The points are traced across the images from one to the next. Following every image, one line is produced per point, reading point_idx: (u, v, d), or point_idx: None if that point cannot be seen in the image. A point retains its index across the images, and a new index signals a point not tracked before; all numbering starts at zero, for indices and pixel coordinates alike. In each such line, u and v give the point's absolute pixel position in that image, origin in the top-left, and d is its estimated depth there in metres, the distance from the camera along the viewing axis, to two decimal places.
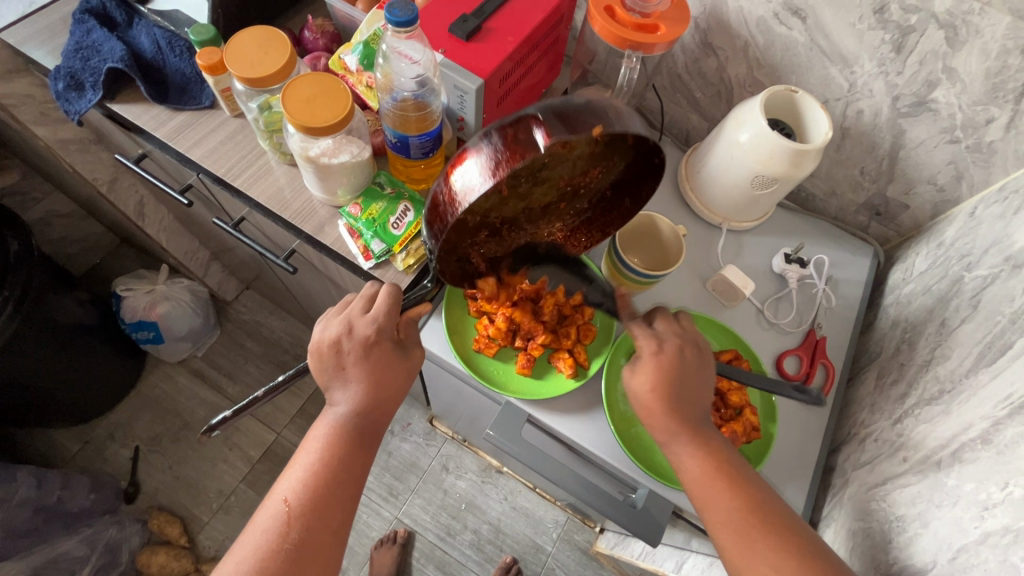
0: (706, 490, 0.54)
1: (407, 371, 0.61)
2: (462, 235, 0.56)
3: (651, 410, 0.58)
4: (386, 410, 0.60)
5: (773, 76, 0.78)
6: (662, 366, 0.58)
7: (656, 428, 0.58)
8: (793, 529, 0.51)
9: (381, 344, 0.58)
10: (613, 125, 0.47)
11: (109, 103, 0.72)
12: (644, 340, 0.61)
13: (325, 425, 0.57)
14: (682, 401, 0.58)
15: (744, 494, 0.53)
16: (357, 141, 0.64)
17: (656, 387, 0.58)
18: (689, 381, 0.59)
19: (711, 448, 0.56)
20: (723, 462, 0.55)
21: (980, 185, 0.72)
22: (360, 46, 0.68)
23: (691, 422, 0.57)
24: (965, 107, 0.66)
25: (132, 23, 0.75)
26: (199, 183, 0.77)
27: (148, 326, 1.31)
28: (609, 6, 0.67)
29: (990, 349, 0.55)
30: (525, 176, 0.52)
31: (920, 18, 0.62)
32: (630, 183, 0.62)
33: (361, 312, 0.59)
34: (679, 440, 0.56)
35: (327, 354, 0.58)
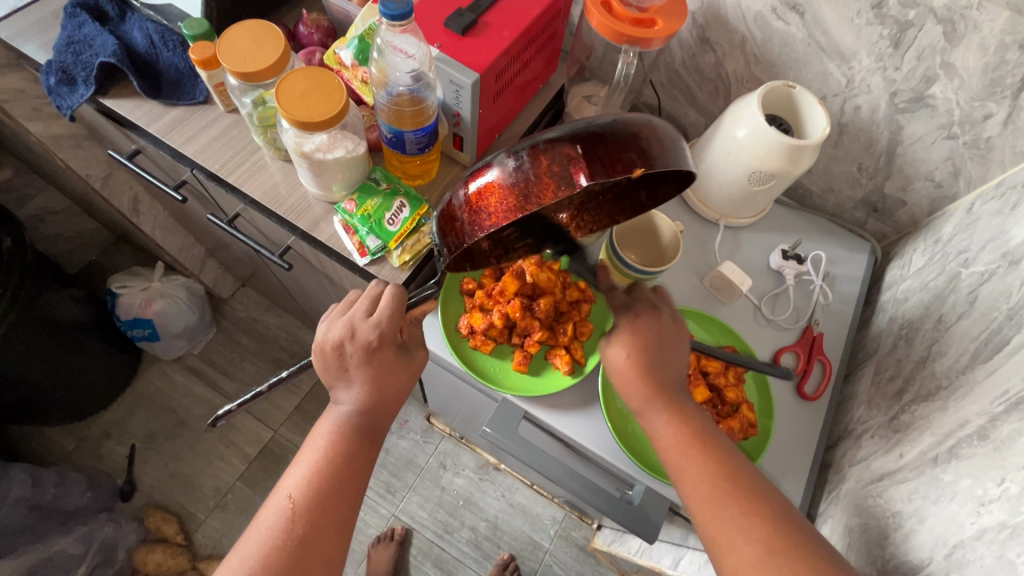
0: (676, 452, 0.53)
1: (409, 374, 0.60)
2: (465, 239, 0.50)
3: (626, 377, 0.58)
4: (389, 411, 0.59)
5: (770, 71, 0.78)
6: (637, 335, 0.59)
7: (631, 395, 0.58)
8: (762, 493, 0.50)
9: (385, 348, 0.58)
10: (652, 159, 0.44)
11: (101, 98, 0.71)
12: (621, 317, 0.61)
13: (329, 425, 0.57)
14: (657, 368, 0.58)
15: (715, 457, 0.52)
16: (352, 137, 0.63)
17: (631, 355, 0.58)
18: (664, 350, 0.59)
19: (684, 414, 0.56)
20: (697, 428, 0.55)
21: (977, 181, 0.72)
22: (355, 40, 0.67)
23: (665, 389, 0.57)
24: (963, 103, 0.66)
25: (124, 18, 0.75)
26: (193, 179, 0.77)
27: (144, 324, 1.30)
28: (605, 1, 0.67)
29: (987, 345, 0.55)
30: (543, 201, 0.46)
31: (918, 13, 0.62)
32: (654, 181, 0.53)
33: (364, 315, 0.58)
34: (654, 405, 0.56)
35: (331, 356, 0.58)
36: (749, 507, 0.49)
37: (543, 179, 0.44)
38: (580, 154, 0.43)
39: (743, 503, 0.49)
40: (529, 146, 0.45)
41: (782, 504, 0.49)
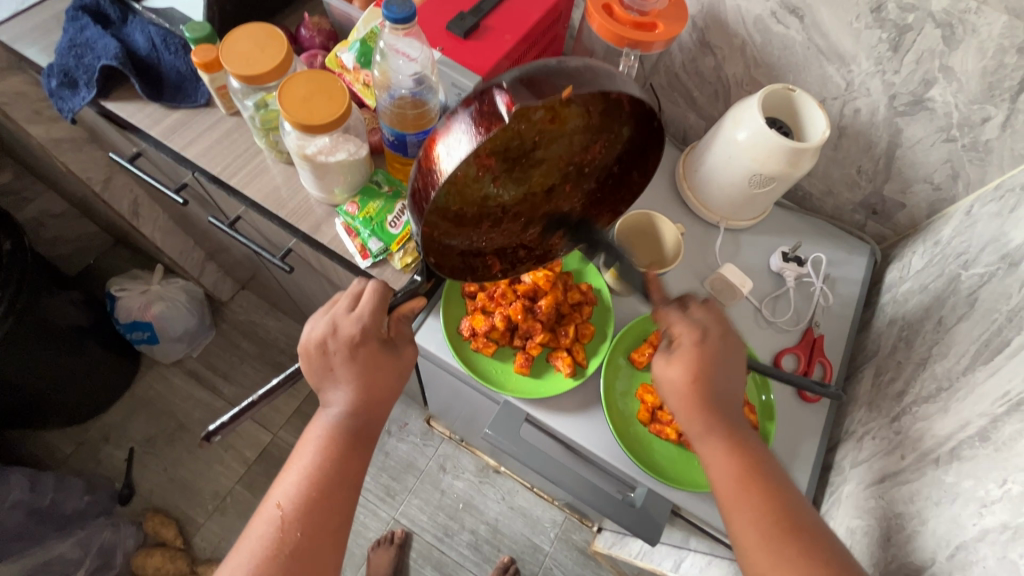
0: (738, 488, 0.53)
1: (396, 370, 0.60)
2: (456, 219, 0.54)
3: (687, 403, 0.57)
4: (378, 410, 0.59)
5: (770, 75, 0.78)
6: (698, 359, 0.57)
7: (691, 421, 0.57)
8: (820, 533, 0.50)
9: (367, 343, 0.57)
10: (583, 84, 0.43)
11: (103, 101, 0.71)
12: (685, 330, 0.58)
13: (317, 431, 0.57)
14: (718, 396, 0.57)
15: (777, 496, 0.52)
16: (354, 139, 0.63)
17: (690, 382, 0.57)
18: (724, 377, 0.57)
19: (745, 447, 0.55)
20: (753, 462, 0.54)
21: (976, 183, 0.72)
22: (357, 43, 0.67)
23: (723, 419, 0.56)
24: (962, 106, 0.66)
25: (126, 21, 0.74)
26: (194, 182, 0.77)
27: (143, 327, 1.30)
28: (607, 4, 0.67)
29: (988, 347, 0.55)
30: (515, 156, 0.52)
31: (917, 17, 0.63)
32: (637, 156, 0.58)
33: (346, 311, 0.59)
34: (713, 434, 0.56)
35: (315, 356, 0.58)
36: (812, 550, 0.49)
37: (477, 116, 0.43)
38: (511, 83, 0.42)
39: (806, 545, 0.49)
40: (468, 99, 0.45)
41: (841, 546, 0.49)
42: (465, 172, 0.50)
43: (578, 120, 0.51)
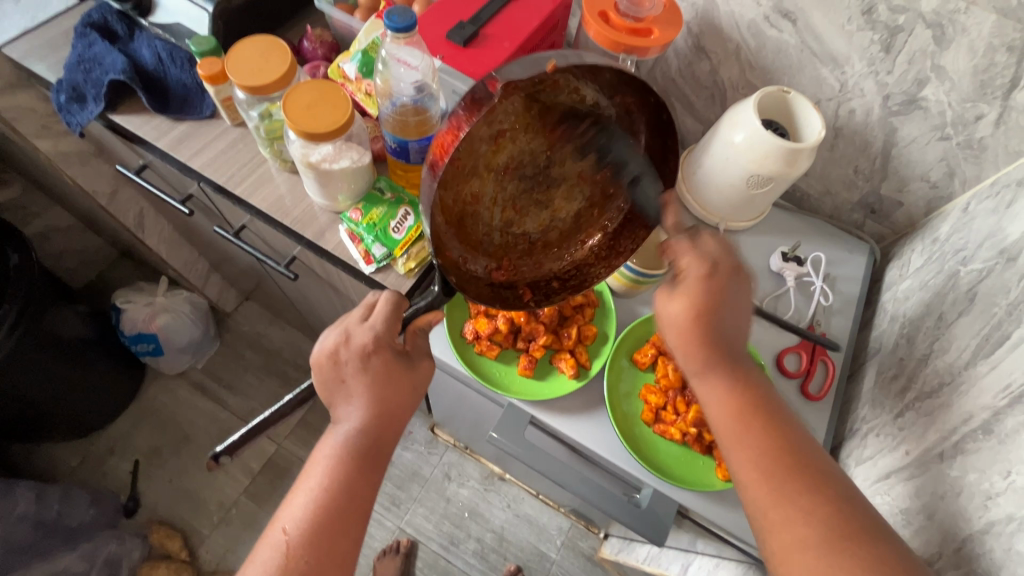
0: (736, 424, 0.51)
1: (410, 382, 0.61)
2: (477, 241, 0.54)
3: (688, 339, 0.54)
4: (391, 424, 0.59)
5: (765, 78, 0.79)
6: (706, 292, 0.54)
7: (688, 358, 0.54)
8: (824, 469, 0.49)
9: (380, 355, 0.58)
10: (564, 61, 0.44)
11: (110, 114, 0.73)
12: (691, 262, 0.55)
13: (329, 449, 0.56)
14: (721, 331, 0.54)
15: (778, 433, 0.50)
16: (357, 147, 0.64)
17: (691, 314, 0.54)
18: (729, 314, 0.55)
19: (747, 385, 0.53)
20: (754, 400, 0.52)
21: (972, 180, 0.73)
22: (359, 54, 0.69)
23: (723, 353, 0.54)
24: (955, 105, 0.67)
25: (133, 36, 0.76)
26: (200, 192, 0.78)
27: (148, 338, 1.32)
28: (603, 11, 0.68)
29: (988, 341, 0.55)
30: (531, 175, 0.54)
31: (908, 18, 0.64)
32: (658, 164, 0.55)
33: (359, 321, 0.60)
34: (714, 370, 0.54)
35: (326, 367, 0.59)
36: (814, 484, 0.47)
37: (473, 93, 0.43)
38: (505, 72, 0.43)
39: (803, 477, 0.48)
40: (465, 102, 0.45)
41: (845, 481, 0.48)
42: (479, 190, 0.51)
43: (587, 135, 0.53)
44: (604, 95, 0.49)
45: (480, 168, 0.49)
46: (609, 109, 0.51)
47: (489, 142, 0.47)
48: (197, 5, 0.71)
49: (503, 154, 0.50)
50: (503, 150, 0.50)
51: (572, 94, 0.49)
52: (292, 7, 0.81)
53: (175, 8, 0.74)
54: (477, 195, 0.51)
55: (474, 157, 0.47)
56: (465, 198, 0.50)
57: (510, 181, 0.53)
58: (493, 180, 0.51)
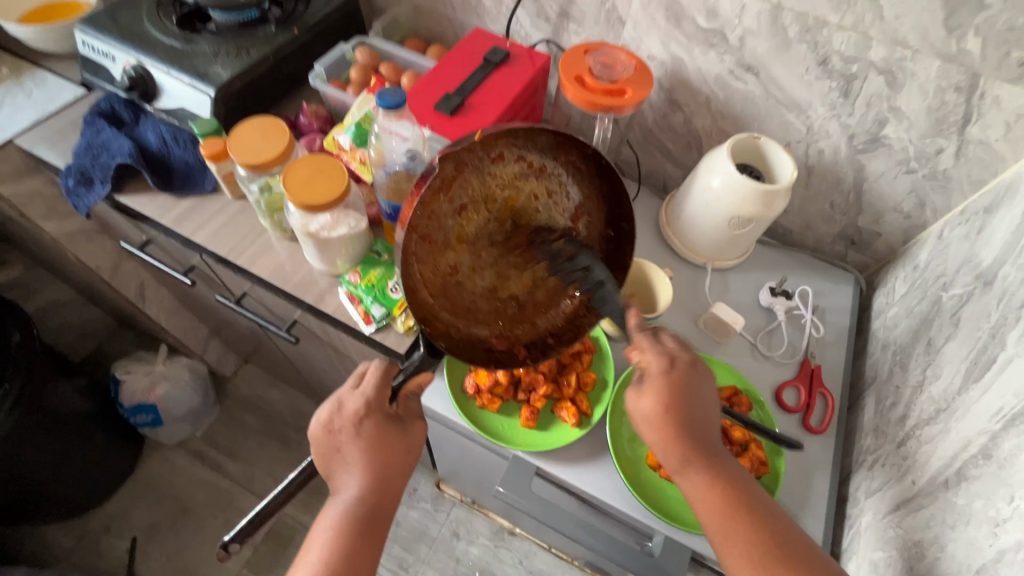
0: (724, 525, 0.53)
1: (404, 445, 0.61)
2: (462, 308, 0.55)
3: (662, 436, 0.57)
4: (388, 488, 0.59)
5: (736, 125, 0.83)
6: (670, 389, 0.57)
7: (667, 457, 0.57)
8: (810, 553, 0.51)
9: (371, 418, 0.59)
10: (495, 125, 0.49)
11: (117, 195, 0.76)
12: (652, 357, 0.59)
13: (328, 520, 0.56)
14: (692, 425, 0.57)
15: (761, 521, 0.53)
16: (352, 213, 0.67)
17: (667, 410, 0.57)
18: (696, 406, 0.58)
19: (722, 475, 0.55)
20: (734, 492, 0.54)
21: (943, 210, 0.77)
22: (353, 126, 0.73)
23: (700, 450, 0.56)
24: (916, 141, 0.72)
25: (138, 121, 0.81)
26: (203, 263, 0.81)
27: (148, 409, 1.32)
28: (579, 75, 0.73)
29: (977, 364, 0.58)
30: (503, 241, 0.55)
31: (860, 67, 0.69)
32: (614, 207, 0.59)
33: (351, 389, 0.61)
34: (690, 467, 0.56)
35: (321, 438, 0.59)
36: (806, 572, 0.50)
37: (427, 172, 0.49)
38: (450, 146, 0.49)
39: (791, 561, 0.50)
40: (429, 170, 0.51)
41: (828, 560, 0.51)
42: (455, 260, 0.53)
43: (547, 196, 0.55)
44: (547, 159, 0.54)
45: (452, 239, 0.52)
46: (555, 168, 0.55)
47: (454, 215, 0.51)
48: (198, 89, 0.75)
49: (472, 223, 0.52)
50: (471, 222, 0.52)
51: (518, 162, 0.53)
52: (288, 87, 0.87)
53: (180, 95, 0.77)
54: (454, 264, 0.53)
55: (440, 229, 0.50)
56: (443, 270, 0.53)
57: (486, 251, 0.54)
58: (468, 250, 0.53)
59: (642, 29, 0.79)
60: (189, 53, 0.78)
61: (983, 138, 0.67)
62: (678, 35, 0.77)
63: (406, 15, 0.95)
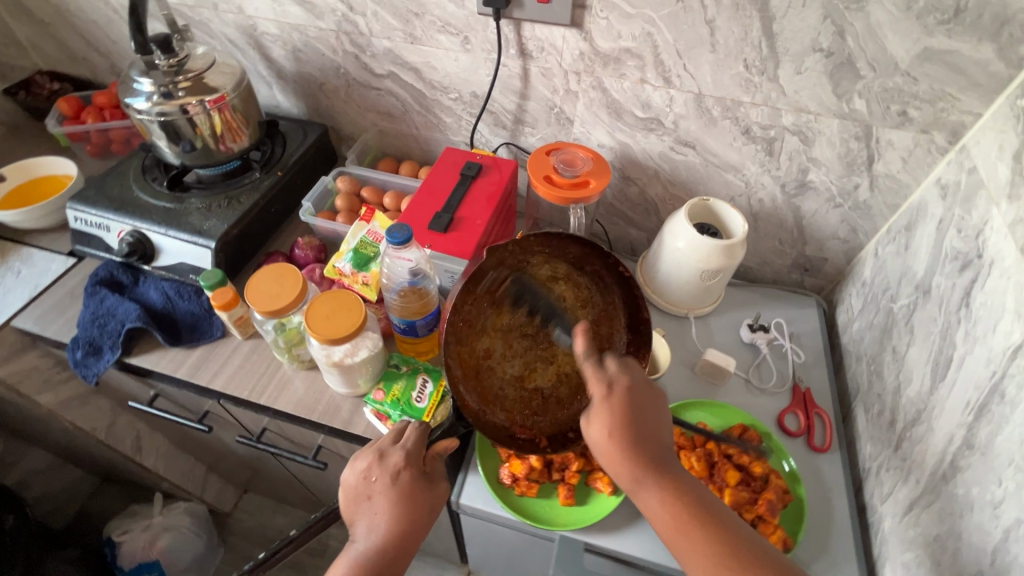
0: (681, 538, 0.51)
1: (429, 503, 0.62)
2: (491, 395, 0.61)
3: (613, 456, 0.54)
4: (408, 541, 0.60)
5: (685, 189, 0.95)
6: (614, 412, 0.54)
7: (620, 476, 0.54)
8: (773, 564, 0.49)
9: (408, 471, 0.62)
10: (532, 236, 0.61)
11: (126, 357, 0.78)
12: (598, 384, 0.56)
13: (345, 561, 0.57)
14: (643, 442, 0.54)
15: (721, 535, 0.50)
16: (370, 335, 0.71)
17: (614, 431, 0.54)
18: (646, 423, 0.56)
19: (676, 489, 0.53)
20: (689, 505, 0.52)
21: (873, 231, 0.89)
22: (351, 253, 0.80)
23: (652, 466, 0.53)
24: (836, 181, 0.85)
25: (138, 282, 0.84)
26: (218, 406, 0.82)
27: (149, 567, 1.25)
28: (547, 175, 0.82)
29: (939, 365, 0.68)
30: (533, 334, 0.61)
31: (776, 131, 0.82)
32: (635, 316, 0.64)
33: (391, 443, 0.64)
34: (644, 484, 0.53)
35: (356, 484, 0.62)
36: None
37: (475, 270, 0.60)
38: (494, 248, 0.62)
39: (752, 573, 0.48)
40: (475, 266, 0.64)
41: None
42: (490, 347, 0.60)
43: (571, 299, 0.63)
44: (575, 270, 0.64)
45: (489, 327, 0.60)
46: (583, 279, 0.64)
47: (491, 305, 0.60)
48: (199, 244, 0.79)
49: (508, 315, 0.61)
50: (505, 315, 0.61)
51: (548, 269, 0.63)
52: (278, 223, 0.93)
53: (179, 251, 0.81)
54: (490, 351, 0.60)
55: (480, 317, 0.60)
56: (478, 354, 0.60)
57: (517, 341, 0.61)
58: (502, 338, 0.61)
59: (589, 125, 0.90)
60: (182, 211, 0.83)
61: (888, 171, 0.81)
62: (621, 125, 0.89)
63: (374, 139, 1.05)
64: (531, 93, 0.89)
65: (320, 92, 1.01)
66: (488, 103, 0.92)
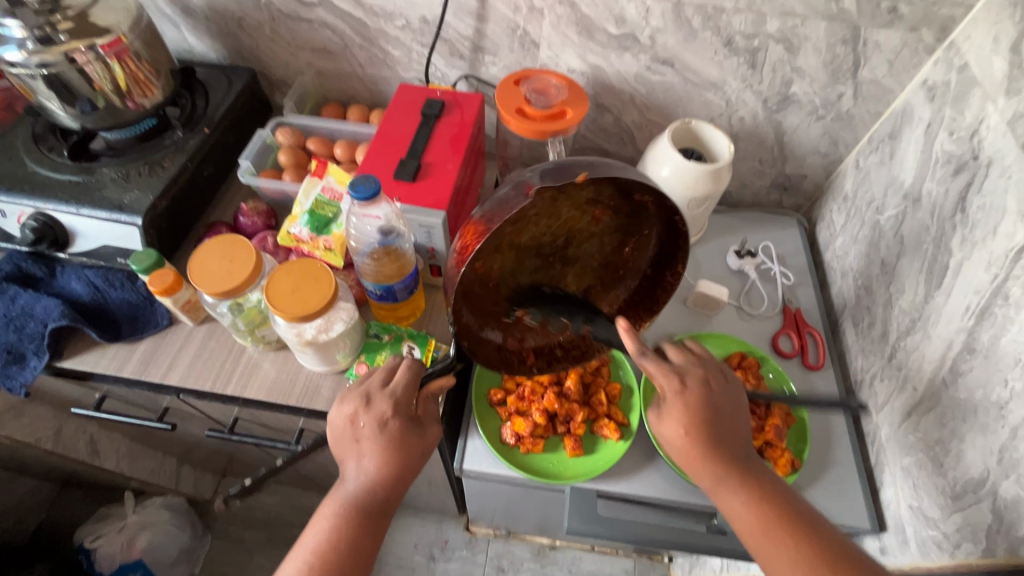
0: (760, 537, 0.54)
1: (422, 449, 0.59)
2: (485, 309, 0.57)
3: (689, 453, 0.59)
4: (400, 484, 0.58)
5: (662, 113, 0.88)
6: (689, 410, 0.59)
7: (698, 472, 0.58)
8: (846, 550, 0.51)
9: (397, 420, 0.58)
10: (596, 169, 0.50)
11: (57, 361, 0.67)
12: (664, 380, 0.60)
13: (336, 502, 0.56)
14: (718, 440, 0.58)
15: (800, 532, 0.52)
16: (343, 307, 0.64)
17: (688, 429, 0.59)
18: (722, 415, 0.60)
19: (757, 488, 0.56)
20: (771, 502, 0.55)
21: (853, 142, 0.86)
22: (307, 215, 0.70)
23: (729, 463, 0.57)
24: (820, 92, 0.81)
25: (55, 273, 0.71)
26: (178, 401, 0.74)
27: (133, 567, 1.18)
28: (518, 107, 0.74)
29: (934, 273, 0.66)
30: (550, 254, 0.57)
31: (760, 40, 0.76)
32: (669, 256, 0.61)
33: (380, 386, 0.60)
34: (724, 482, 0.57)
35: (344, 427, 0.58)
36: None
37: (516, 196, 0.50)
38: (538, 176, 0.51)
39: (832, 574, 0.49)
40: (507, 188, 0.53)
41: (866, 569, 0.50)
42: (498, 262, 0.54)
43: (589, 221, 0.57)
44: (620, 198, 0.55)
45: (503, 245, 0.53)
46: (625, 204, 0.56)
47: (512, 224, 0.51)
48: (121, 221, 0.67)
49: (527, 234, 0.54)
50: (527, 231, 0.53)
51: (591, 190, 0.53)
52: (213, 188, 0.80)
53: (98, 232, 0.69)
54: (501, 266, 0.55)
55: (497, 237, 0.51)
56: (488, 268, 0.54)
57: (529, 257, 0.56)
58: (515, 255, 0.55)
59: (557, 48, 0.81)
60: (94, 184, 0.70)
61: (873, 77, 0.77)
62: (592, 45, 0.80)
63: (312, 83, 0.92)
64: (489, 14, 0.78)
65: (241, 29, 0.86)
66: (441, 29, 0.80)
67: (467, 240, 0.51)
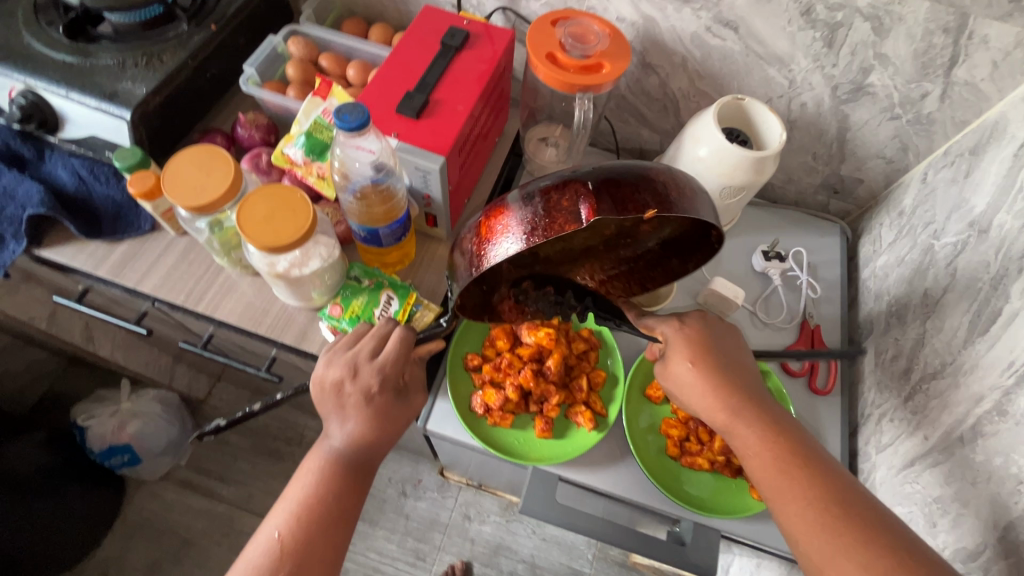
0: (770, 474, 0.49)
1: (407, 420, 0.57)
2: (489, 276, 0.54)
3: (702, 388, 0.54)
4: (385, 447, 0.56)
5: (715, 85, 0.78)
6: (692, 343, 0.56)
7: (710, 409, 0.54)
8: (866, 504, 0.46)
9: (383, 395, 0.55)
10: (668, 204, 0.45)
11: (36, 249, 0.66)
12: (663, 326, 0.59)
13: (321, 456, 0.54)
14: (727, 376, 0.55)
15: (812, 470, 0.48)
16: (323, 242, 0.60)
17: (698, 363, 0.55)
18: (727, 354, 0.57)
19: (771, 424, 0.52)
20: (784, 437, 0.51)
21: (925, 152, 0.76)
22: (302, 137, 0.65)
23: (740, 396, 0.53)
24: (901, 86, 0.69)
25: (44, 157, 0.68)
26: (155, 308, 0.72)
27: (121, 450, 1.19)
28: (550, 52, 0.66)
29: (981, 317, 0.58)
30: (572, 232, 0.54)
31: (845, 14, 0.65)
32: (687, 247, 0.56)
33: (369, 356, 0.56)
34: (737, 419, 0.53)
35: (329, 392, 0.55)
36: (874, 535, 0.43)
37: (567, 208, 0.44)
38: (594, 187, 0.44)
39: (855, 522, 0.44)
40: (542, 185, 0.46)
41: (886, 513, 0.45)
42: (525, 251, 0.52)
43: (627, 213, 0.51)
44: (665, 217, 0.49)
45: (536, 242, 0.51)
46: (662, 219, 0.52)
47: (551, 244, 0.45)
48: (109, 112, 0.64)
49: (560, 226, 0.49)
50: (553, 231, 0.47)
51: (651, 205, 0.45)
52: (215, 92, 0.76)
53: (87, 121, 0.66)
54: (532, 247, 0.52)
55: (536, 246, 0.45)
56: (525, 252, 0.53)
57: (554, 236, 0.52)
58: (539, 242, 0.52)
59: None
60: (88, 68, 0.65)
61: (969, 78, 0.65)
62: None
63: None
64: None
65: None
66: None
67: (495, 227, 0.46)
